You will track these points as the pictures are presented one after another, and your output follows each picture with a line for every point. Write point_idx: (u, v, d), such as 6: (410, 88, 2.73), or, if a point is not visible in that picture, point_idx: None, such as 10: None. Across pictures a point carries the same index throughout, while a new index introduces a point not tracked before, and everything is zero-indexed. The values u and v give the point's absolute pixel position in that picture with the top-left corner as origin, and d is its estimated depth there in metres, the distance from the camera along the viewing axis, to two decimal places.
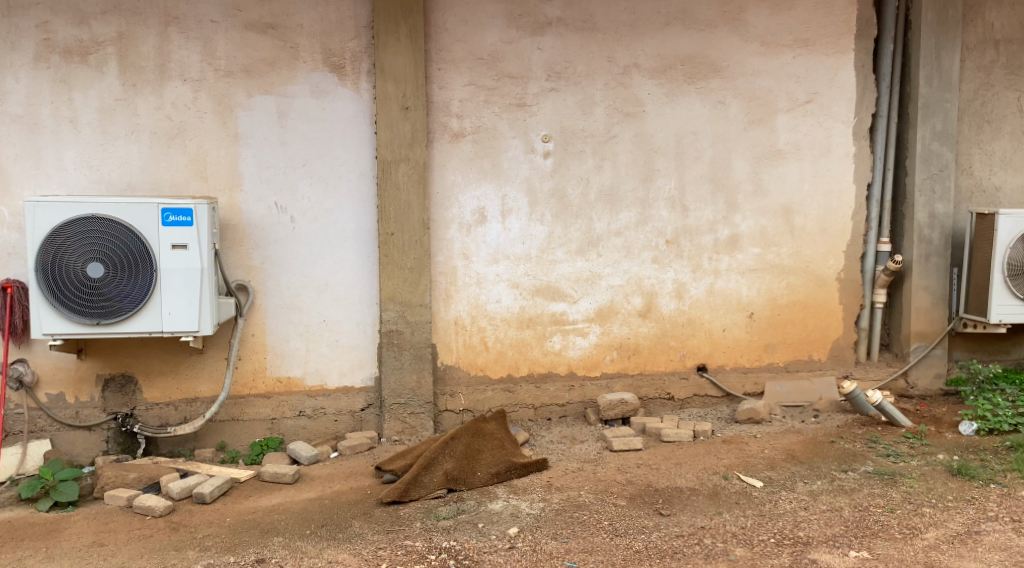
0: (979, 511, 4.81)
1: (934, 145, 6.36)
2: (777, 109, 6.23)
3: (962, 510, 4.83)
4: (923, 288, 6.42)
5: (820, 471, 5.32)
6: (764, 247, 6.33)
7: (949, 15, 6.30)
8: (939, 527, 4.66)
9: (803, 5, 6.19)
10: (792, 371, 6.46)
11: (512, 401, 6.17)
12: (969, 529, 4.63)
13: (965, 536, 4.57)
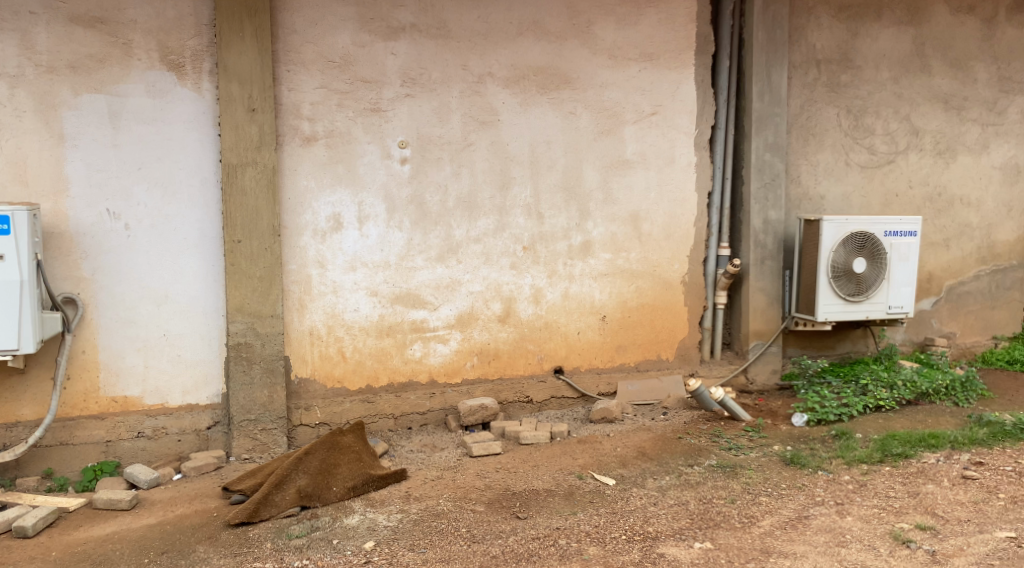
0: (808, 496, 5.12)
1: (766, 156, 6.83)
2: (625, 120, 6.46)
3: (794, 497, 5.12)
4: (758, 289, 6.86)
5: (668, 467, 5.54)
6: (615, 253, 6.54)
7: (777, 36, 6.80)
8: (773, 514, 4.90)
9: (647, 21, 6.46)
10: (642, 371, 6.70)
11: (370, 412, 6.04)
12: (799, 515, 4.88)
13: (796, 521, 4.80)
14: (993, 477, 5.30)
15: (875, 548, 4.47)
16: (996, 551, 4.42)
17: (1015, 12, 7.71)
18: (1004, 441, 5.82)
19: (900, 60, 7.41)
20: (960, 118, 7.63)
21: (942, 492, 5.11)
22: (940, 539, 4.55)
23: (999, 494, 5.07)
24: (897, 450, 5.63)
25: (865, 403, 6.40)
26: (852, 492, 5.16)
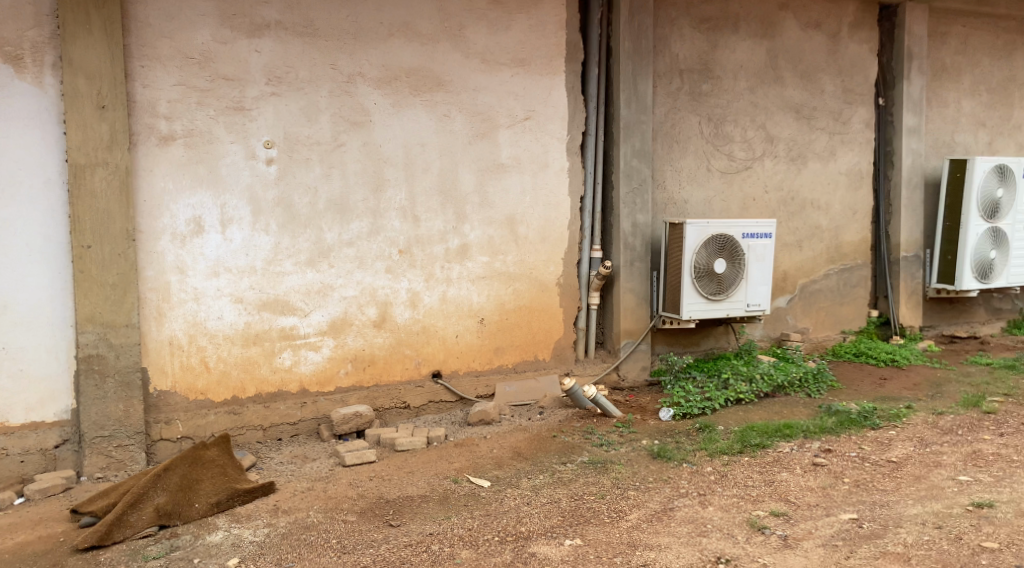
0: (673, 489, 5.25)
1: (635, 162, 7.01)
2: (498, 124, 6.48)
3: (660, 489, 5.24)
4: (629, 290, 7.02)
5: (542, 466, 5.57)
6: (492, 256, 6.53)
7: (642, 45, 7.00)
8: (641, 508, 4.99)
9: (518, 26, 6.50)
10: (519, 372, 6.72)
11: (237, 424, 5.80)
12: (665, 507, 4.99)
13: (662, 514, 4.91)
14: (840, 463, 5.60)
15: (733, 536, 4.62)
16: (841, 532, 4.64)
17: (857, 29, 8.22)
18: (851, 429, 6.19)
19: (756, 71, 7.76)
20: (809, 127, 8.06)
21: (795, 479, 5.36)
22: (792, 524, 4.75)
23: (845, 479, 5.36)
24: (755, 441, 5.89)
25: (727, 396, 6.67)
26: (714, 482, 5.33)
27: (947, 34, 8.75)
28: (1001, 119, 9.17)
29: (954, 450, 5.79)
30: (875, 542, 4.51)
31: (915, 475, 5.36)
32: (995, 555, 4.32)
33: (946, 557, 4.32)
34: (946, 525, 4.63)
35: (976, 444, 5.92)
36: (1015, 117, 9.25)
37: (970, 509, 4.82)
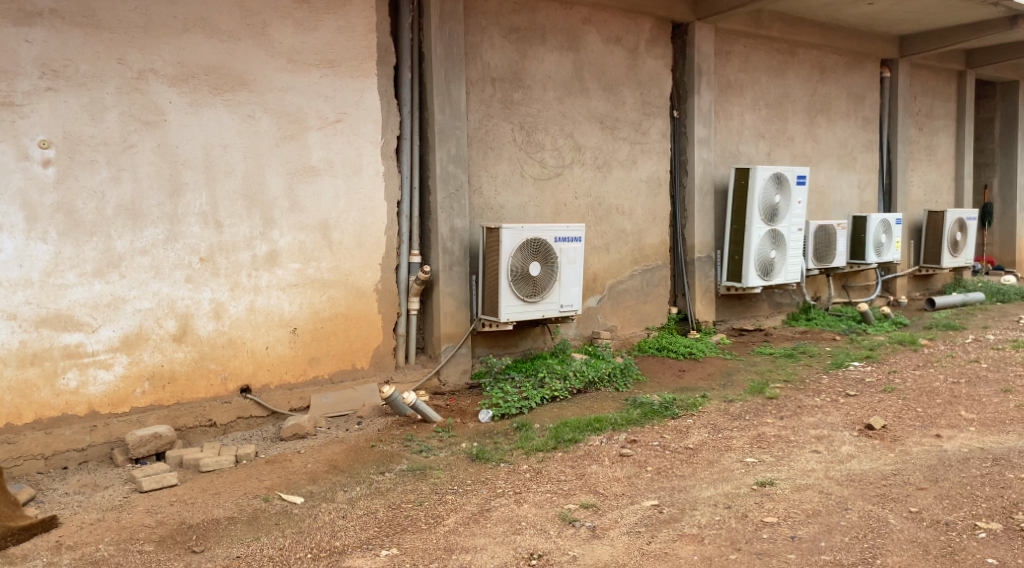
0: (491, 489, 5.23)
1: (450, 167, 6.98)
2: (308, 126, 6.25)
3: (478, 491, 5.20)
4: (449, 295, 6.97)
5: (359, 477, 5.40)
6: (304, 262, 6.28)
7: (454, 52, 6.99)
8: (458, 511, 4.93)
9: (326, 26, 6.30)
10: (336, 382, 6.50)
11: (13, 455, 5.28)
12: (482, 508, 4.96)
13: (478, 515, 4.87)
14: (644, 453, 5.81)
15: (545, 531, 4.65)
16: (644, 518, 4.79)
17: (653, 45, 8.64)
18: (654, 419, 6.46)
19: (563, 81, 7.96)
20: (613, 136, 8.36)
21: (604, 470, 5.50)
22: (600, 514, 4.85)
23: (648, 467, 5.56)
24: (568, 436, 6.01)
25: (542, 394, 6.79)
26: (529, 480, 5.36)
27: (730, 53, 9.36)
28: (778, 132, 9.88)
29: (741, 434, 6.19)
30: (673, 525, 4.69)
31: (708, 459, 5.66)
32: (776, 528, 4.61)
33: (735, 534, 4.57)
34: (735, 504, 4.91)
35: (761, 427, 6.35)
36: (790, 131, 10.02)
37: (755, 487, 5.14)
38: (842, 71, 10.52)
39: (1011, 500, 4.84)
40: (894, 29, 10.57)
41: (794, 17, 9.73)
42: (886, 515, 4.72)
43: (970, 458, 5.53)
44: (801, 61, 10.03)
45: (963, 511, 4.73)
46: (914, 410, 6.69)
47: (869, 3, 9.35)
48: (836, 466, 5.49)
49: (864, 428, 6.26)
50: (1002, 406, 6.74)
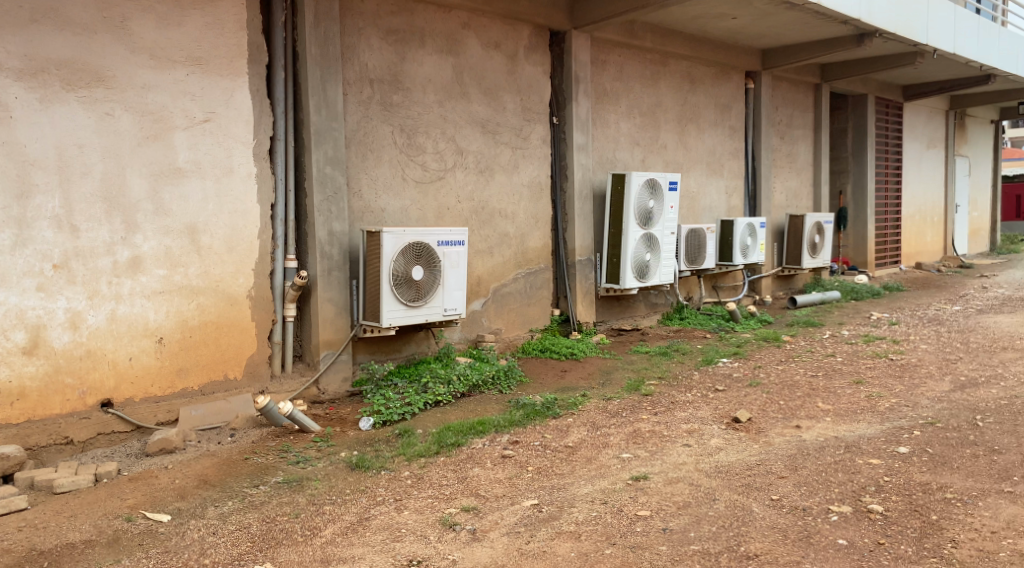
0: (371, 498, 5.09)
1: (328, 169, 6.81)
2: (174, 125, 5.96)
3: (357, 501, 5.06)
4: (327, 300, 6.78)
5: (231, 492, 5.16)
6: (170, 268, 5.98)
7: (329, 52, 6.82)
8: (336, 521, 4.77)
9: (192, 22, 6.03)
10: (207, 394, 6.21)
11: None
12: (361, 518, 4.82)
13: (357, 525, 4.72)
14: (526, 453, 5.84)
15: (425, 537, 4.55)
16: (524, 518, 4.77)
17: (532, 52, 8.69)
18: (535, 419, 6.50)
19: (443, 85, 7.89)
20: (494, 140, 8.35)
21: (485, 473, 5.48)
22: (481, 517, 4.80)
23: (529, 467, 5.59)
24: (451, 441, 5.96)
25: (425, 400, 6.70)
26: (410, 486, 5.26)
27: (606, 62, 9.51)
28: (651, 139, 10.11)
29: (618, 430, 6.29)
30: (551, 524, 4.69)
31: (587, 457, 5.73)
32: (648, 522, 4.69)
33: (609, 529, 4.61)
34: (611, 500, 4.97)
35: (636, 424, 6.47)
36: (663, 138, 10.26)
37: (629, 482, 5.23)
38: (710, 82, 10.87)
39: (861, 484, 5.10)
40: (757, 43, 11.00)
41: (665, 29, 10.00)
42: (749, 504, 4.88)
43: (826, 446, 5.80)
44: (672, 71, 10.30)
45: (819, 497, 4.95)
46: (777, 402, 6.97)
47: (734, 17, 9.70)
48: (705, 458, 5.64)
49: (731, 421, 6.50)
50: (855, 396, 7.10)
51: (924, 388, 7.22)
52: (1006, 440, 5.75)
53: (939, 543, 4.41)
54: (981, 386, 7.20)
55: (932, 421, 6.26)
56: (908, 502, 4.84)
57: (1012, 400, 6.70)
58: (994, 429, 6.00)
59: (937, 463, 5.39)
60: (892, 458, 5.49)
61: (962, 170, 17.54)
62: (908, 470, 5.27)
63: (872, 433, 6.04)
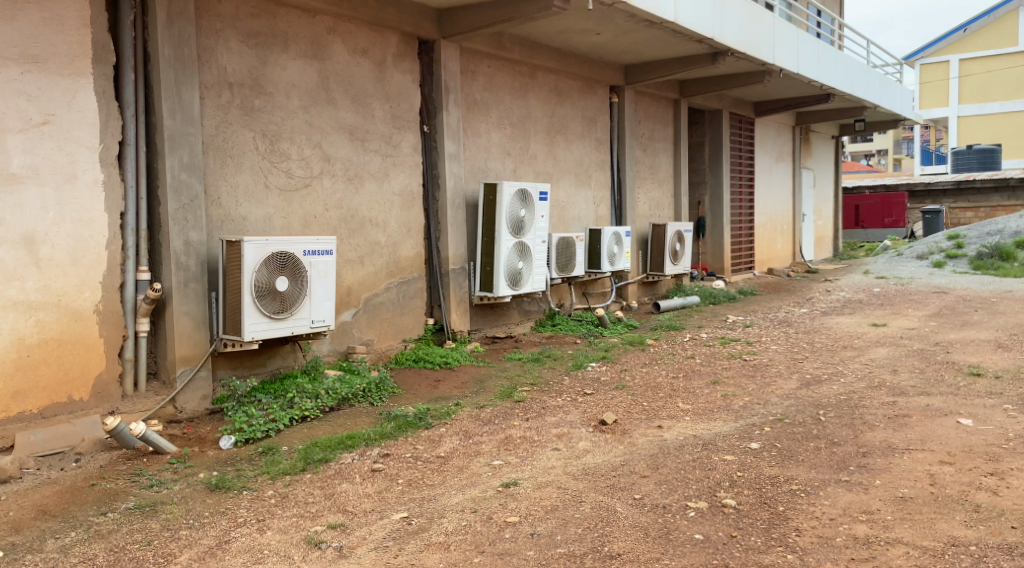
0: (231, 520, 4.83)
1: (183, 176, 6.45)
2: (6, 128, 5.58)
3: (216, 523, 4.78)
4: (184, 313, 6.42)
5: (74, 521, 4.77)
6: (4, 282, 5.57)
7: (184, 53, 6.48)
8: (192, 547, 4.51)
9: (26, 17, 5.64)
10: (48, 417, 5.76)
11: None
12: (219, 541, 4.57)
13: (215, 549, 4.49)
14: (396, 466, 5.77)
15: (289, 557, 4.40)
16: (392, 532, 4.70)
17: (400, 59, 8.55)
18: (408, 430, 6.43)
19: (308, 90, 7.65)
20: (363, 147, 8.16)
21: (354, 488, 5.34)
22: (348, 533, 4.68)
23: (399, 480, 5.53)
24: (318, 456, 5.77)
25: (291, 415, 6.43)
26: (273, 505, 5.04)
27: (475, 72, 9.46)
28: (522, 149, 10.13)
29: (490, 437, 6.39)
30: (421, 535, 4.65)
31: (459, 466, 5.79)
32: (516, 528, 4.75)
33: (478, 538, 4.64)
34: (481, 508, 5.02)
35: (508, 430, 6.56)
36: (532, 149, 10.31)
37: (500, 489, 5.35)
38: (577, 95, 11.02)
39: (716, 479, 5.41)
40: (620, 58, 11.26)
41: (532, 42, 10.07)
42: (613, 504, 5.08)
43: (684, 444, 6.12)
44: (540, 83, 10.37)
45: (677, 494, 5.22)
46: (641, 404, 7.15)
47: (598, 32, 9.89)
48: (573, 461, 5.89)
49: (598, 423, 6.68)
50: (711, 396, 7.34)
51: (774, 386, 7.52)
52: (844, 433, 6.19)
53: (785, 532, 4.70)
54: (824, 382, 7.57)
55: (780, 417, 6.60)
56: (758, 495, 5.16)
57: (851, 395, 7.10)
58: (834, 423, 6.42)
59: (784, 456, 5.77)
60: (744, 454, 5.84)
61: (807, 182, 18.53)
62: (759, 465, 5.63)
63: (728, 430, 6.37)
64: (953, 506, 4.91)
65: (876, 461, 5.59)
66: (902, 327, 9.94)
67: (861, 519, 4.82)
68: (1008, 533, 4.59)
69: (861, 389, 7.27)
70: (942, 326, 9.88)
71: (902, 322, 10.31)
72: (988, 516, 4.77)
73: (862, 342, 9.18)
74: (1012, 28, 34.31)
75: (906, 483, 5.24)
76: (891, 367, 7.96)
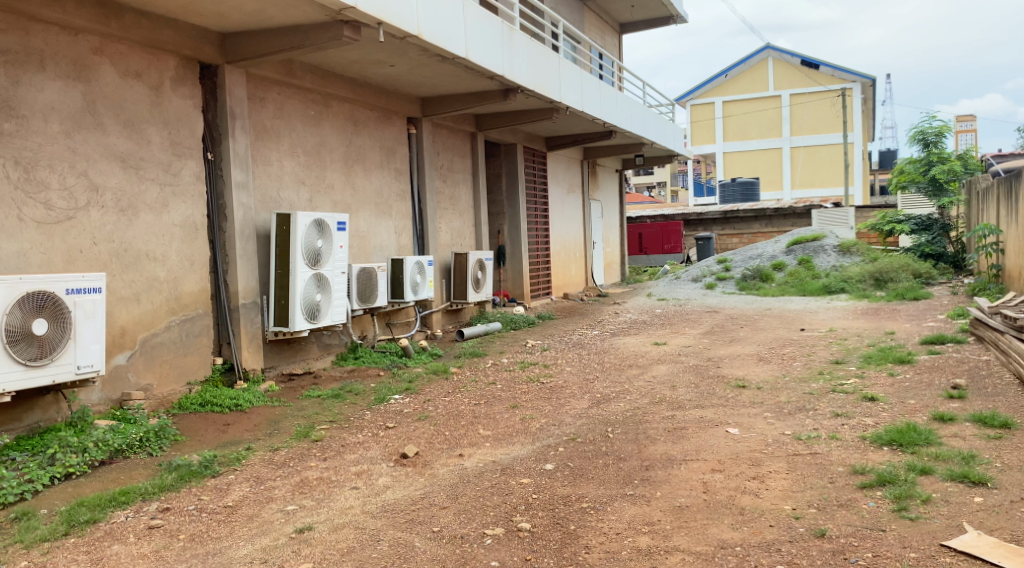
0: None
1: None
2: None
3: None
4: None
5: None
6: None
7: None
8: None
9: None
10: None
11: None
12: None
13: None
14: (177, 520, 5.31)
15: None
16: None
17: (180, 83, 8.02)
18: (191, 481, 5.93)
19: (71, 114, 7.01)
20: (138, 176, 7.56)
21: (126, 549, 4.91)
22: None
23: (180, 536, 5.09)
24: (84, 518, 5.21)
25: (52, 474, 5.77)
26: None
27: (264, 99, 9.05)
28: (316, 179, 9.78)
29: (284, 481, 6.02)
30: None
31: (249, 515, 5.42)
32: None
33: None
34: (272, 558, 4.81)
35: (304, 472, 6.22)
36: (328, 178, 9.98)
37: (293, 535, 5.08)
38: (373, 125, 10.81)
39: (512, 504, 5.46)
40: (415, 90, 11.20)
41: (324, 70, 9.79)
42: (411, 539, 5.01)
43: (484, 471, 6.06)
44: (335, 113, 10.09)
45: (476, 522, 5.23)
46: (442, 433, 7.02)
47: (391, 64, 9.77)
48: (371, 499, 5.67)
49: (399, 457, 6.47)
50: (510, 420, 7.33)
51: (568, 407, 7.63)
52: (630, 447, 6.35)
53: (575, 550, 4.84)
54: (613, 400, 7.78)
55: (573, 437, 6.69)
56: (550, 516, 5.25)
57: (635, 411, 7.32)
58: (621, 438, 6.58)
59: (576, 475, 5.87)
60: (540, 475, 5.91)
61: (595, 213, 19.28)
62: (552, 486, 5.71)
63: (524, 453, 6.39)
64: (722, 510, 5.18)
65: (658, 473, 5.78)
66: (680, 345, 10.47)
67: (644, 530, 5.01)
68: (767, 532, 4.90)
69: (644, 405, 7.51)
70: (714, 342, 10.51)
71: (680, 340, 10.87)
72: (751, 517, 5.07)
73: (645, 360, 9.57)
74: (762, 75, 37.92)
75: (683, 491, 5.48)
76: (671, 383, 8.30)
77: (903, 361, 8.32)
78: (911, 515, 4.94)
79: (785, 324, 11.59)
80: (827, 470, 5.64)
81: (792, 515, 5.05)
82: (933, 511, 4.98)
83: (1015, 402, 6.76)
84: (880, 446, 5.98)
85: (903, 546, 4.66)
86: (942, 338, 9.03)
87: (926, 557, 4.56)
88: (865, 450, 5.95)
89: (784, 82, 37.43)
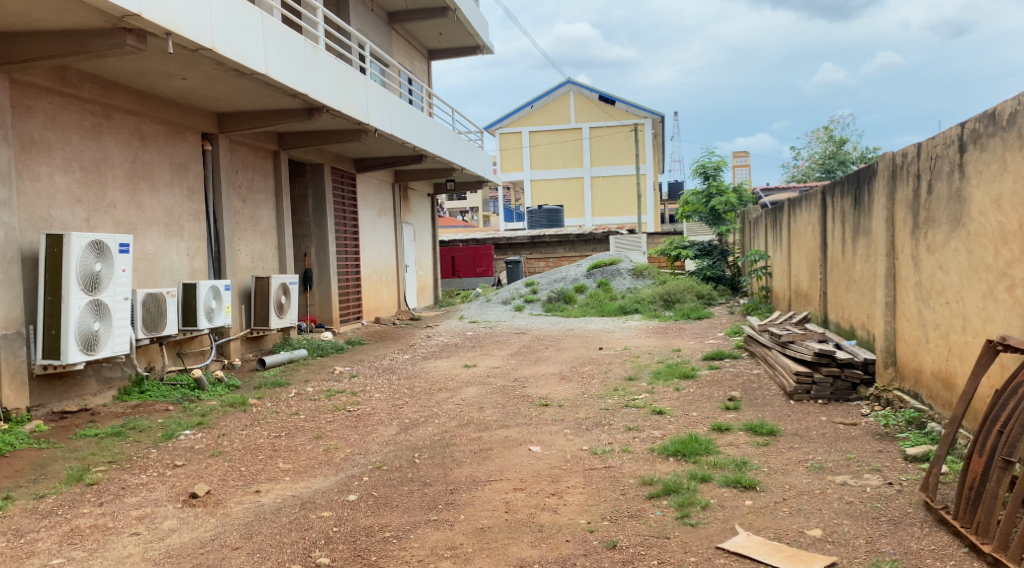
0: None
1: None
2: None
3: None
4: None
5: None
6: None
7: None
8: None
9: None
10: None
11: None
12: None
13: None
14: None
15: None
16: None
17: None
18: None
19: None
20: None
21: None
22: None
23: None
24: None
25: None
26: None
27: (32, 108, 8.25)
28: (95, 197, 9.04)
29: (49, 532, 5.42)
30: None
31: None
32: None
33: None
34: None
35: (75, 520, 5.64)
36: (109, 197, 9.24)
37: None
38: (163, 140, 10.15)
39: (310, 539, 5.20)
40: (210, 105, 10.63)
41: (105, 80, 9.10)
42: None
43: (282, 507, 5.73)
44: (118, 125, 9.37)
45: (270, 562, 4.96)
46: (238, 470, 6.60)
47: (182, 77, 9.23)
48: (153, 545, 5.23)
49: (188, 497, 6.01)
50: (312, 452, 7.01)
51: (374, 435, 7.40)
52: (435, 472, 6.23)
53: None
54: (421, 425, 7.63)
55: (378, 465, 6.48)
56: (351, 548, 5.04)
57: (442, 435, 7.20)
58: (427, 464, 6.45)
59: (379, 504, 5.68)
60: (341, 507, 5.66)
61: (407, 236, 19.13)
62: (354, 517, 5.48)
63: (326, 486, 6.11)
64: (522, 529, 5.16)
65: (461, 497, 5.69)
66: (489, 367, 10.48)
67: (446, 555, 4.91)
68: (563, 547, 4.93)
69: (452, 428, 7.42)
70: (520, 363, 10.60)
71: (488, 362, 10.88)
72: (549, 534, 5.08)
73: (455, 384, 9.48)
74: (565, 108, 39.30)
75: (485, 513, 5.41)
76: (478, 405, 8.26)
77: (687, 376, 8.73)
78: (692, 521, 5.13)
79: (585, 343, 11.90)
80: (619, 483, 5.77)
81: (586, 529, 5.11)
82: (710, 516, 5.20)
83: (782, 411, 7.25)
84: (666, 456, 6.21)
85: (684, 552, 4.82)
86: (721, 353, 9.59)
87: (703, 560, 4.73)
88: (653, 461, 6.14)
89: (584, 115, 38.94)
